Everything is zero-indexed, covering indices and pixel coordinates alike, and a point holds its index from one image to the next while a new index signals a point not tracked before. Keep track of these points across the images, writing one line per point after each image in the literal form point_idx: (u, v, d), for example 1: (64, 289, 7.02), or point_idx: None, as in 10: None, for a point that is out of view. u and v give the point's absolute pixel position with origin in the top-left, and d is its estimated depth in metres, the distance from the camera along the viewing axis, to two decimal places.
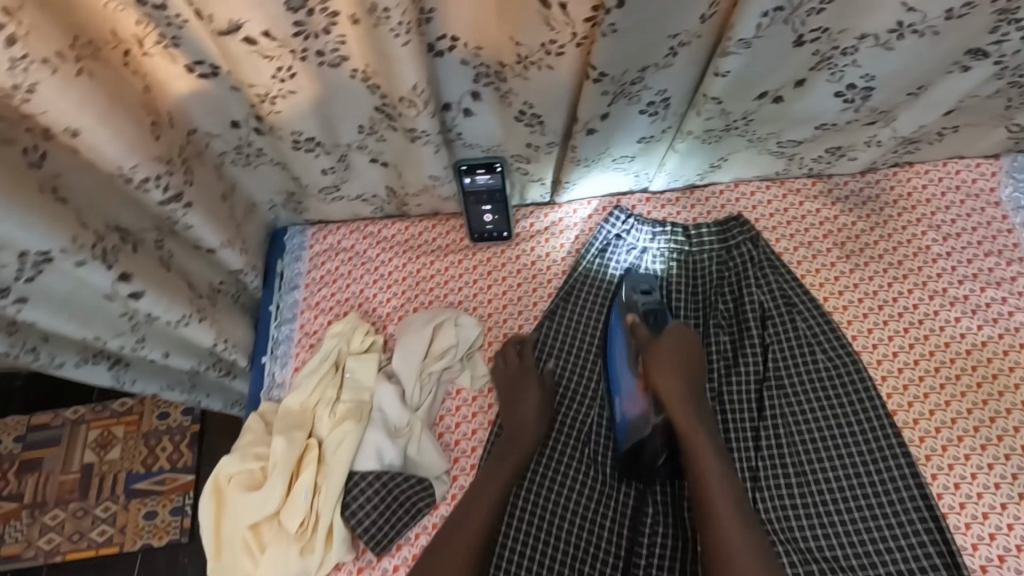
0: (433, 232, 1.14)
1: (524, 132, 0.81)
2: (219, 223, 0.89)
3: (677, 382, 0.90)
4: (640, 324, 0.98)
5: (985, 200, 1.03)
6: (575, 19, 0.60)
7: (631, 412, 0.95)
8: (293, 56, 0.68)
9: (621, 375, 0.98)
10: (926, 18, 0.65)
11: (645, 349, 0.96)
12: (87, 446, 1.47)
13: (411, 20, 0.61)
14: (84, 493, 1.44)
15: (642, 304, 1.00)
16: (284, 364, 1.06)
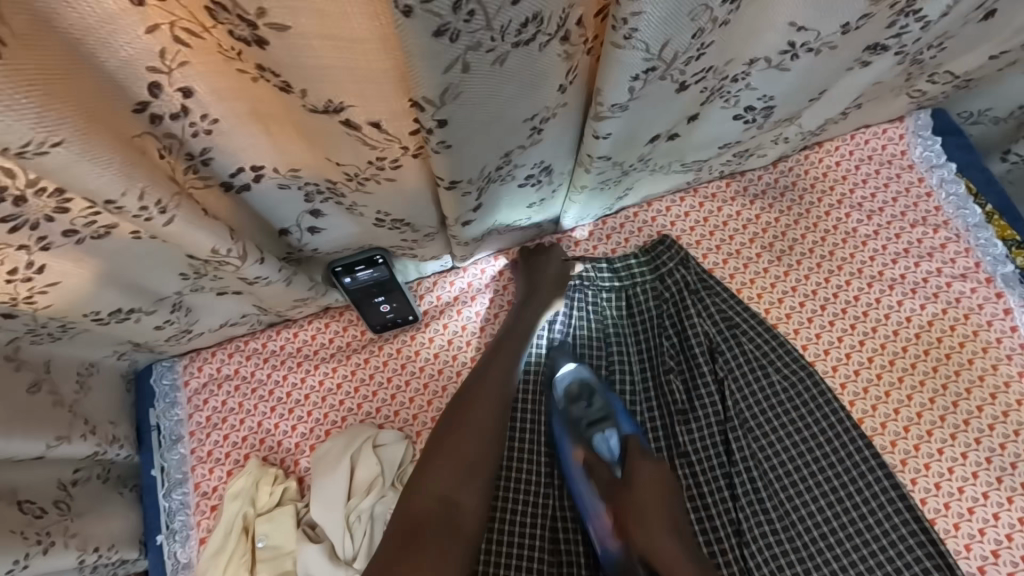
0: (327, 333, 0.97)
1: (390, 234, 0.67)
2: (36, 426, 0.70)
3: (659, 531, 0.77)
4: (592, 454, 0.85)
5: (899, 166, 0.97)
6: (399, 135, 0.50)
7: (610, 546, 0.80)
8: (29, 251, 0.51)
9: (586, 503, 0.82)
10: (820, 36, 0.54)
11: (614, 493, 0.81)
12: None
13: (166, 193, 0.49)
14: None
15: (585, 417, 0.87)
16: (185, 539, 0.88)
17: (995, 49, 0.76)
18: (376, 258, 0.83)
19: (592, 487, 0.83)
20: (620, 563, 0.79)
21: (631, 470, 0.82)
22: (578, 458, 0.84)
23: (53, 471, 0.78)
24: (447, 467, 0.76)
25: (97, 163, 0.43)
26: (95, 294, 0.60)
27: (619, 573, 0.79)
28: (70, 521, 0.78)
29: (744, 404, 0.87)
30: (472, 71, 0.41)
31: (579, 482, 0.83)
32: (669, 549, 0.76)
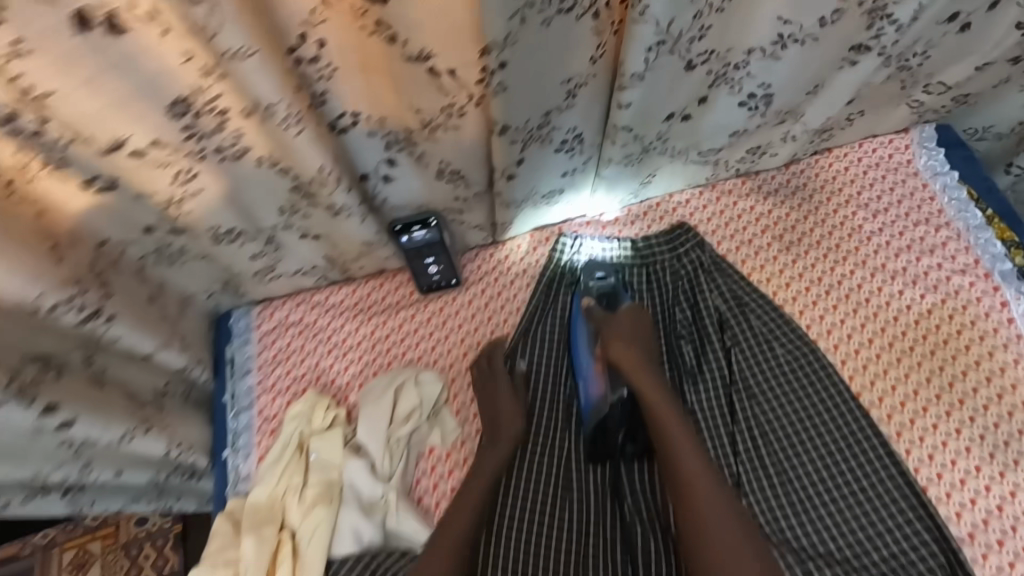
0: (381, 291, 1.11)
1: (447, 189, 0.82)
2: (152, 328, 0.86)
3: (633, 350, 0.90)
4: (594, 307, 0.99)
5: (904, 173, 1.06)
6: (467, 83, 0.65)
7: (593, 392, 0.95)
8: (190, 158, 0.68)
9: (582, 356, 0.98)
10: (802, 28, 0.71)
11: (601, 325, 0.96)
12: (63, 570, 1.49)
13: (300, 110, 0.65)
14: None
15: (598, 290, 1.01)
16: (247, 455, 1.02)
17: (981, 60, 0.90)
18: (430, 220, 0.97)
19: (591, 348, 0.99)
20: (599, 401, 0.93)
21: (621, 313, 0.96)
22: (586, 329, 1.00)
23: (149, 378, 0.92)
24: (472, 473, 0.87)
25: (268, 75, 0.60)
26: (219, 211, 0.76)
27: (596, 419, 0.91)
28: (163, 416, 0.93)
29: (748, 369, 0.96)
30: (528, 26, 0.57)
31: (583, 356, 0.98)
32: (652, 385, 0.86)
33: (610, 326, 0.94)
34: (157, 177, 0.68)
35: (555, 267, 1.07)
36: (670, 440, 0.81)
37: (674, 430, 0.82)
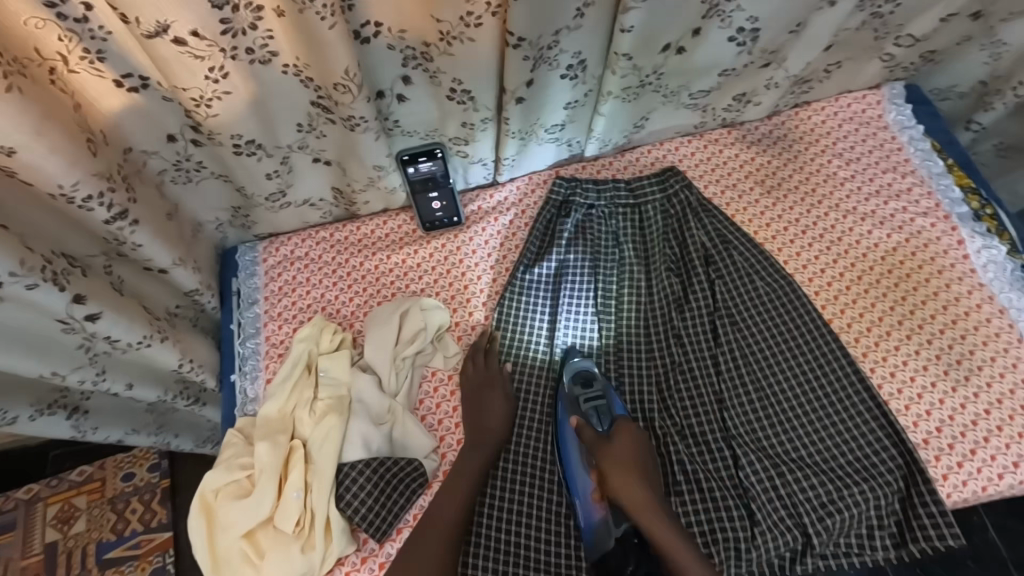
0: (385, 228, 1.16)
1: (457, 110, 0.87)
2: (170, 241, 0.89)
3: (635, 478, 0.91)
4: (585, 427, 0.97)
5: (875, 126, 1.15)
6: None
7: (595, 515, 0.95)
8: (224, 55, 0.71)
9: (577, 479, 0.97)
10: None
11: (597, 456, 0.95)
12: (48, 523, 1.49)
13: (334, 4, 0.66)
14: (51, 574, 1.45)
15: (587, 399, 0.99)
16: (254, 379, 1.05)
17: (943, 12, 1.00)
18: (436, 152, 1.02)
19: (582, 462, 0.99)
20: (601, 527, 0.94)
21: (617, 437, 0.95)
22: (575, 437, 0.99)
23: (161, 298, 0.96)
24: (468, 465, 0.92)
25: None
26: (242, 120, 0.79)
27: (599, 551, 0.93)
28: (176, 331, 0.96)
29: (732, 300, 1.03)
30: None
31: (572, 458, 0.99)
32: (641, 497, 0.89)
33: (608, 454, 0.94)
34: (193, 68, 0.70)
35: (551, 205, 1.11)
36: (676, 563, 0.85)
37: (688, 565, 0.85)
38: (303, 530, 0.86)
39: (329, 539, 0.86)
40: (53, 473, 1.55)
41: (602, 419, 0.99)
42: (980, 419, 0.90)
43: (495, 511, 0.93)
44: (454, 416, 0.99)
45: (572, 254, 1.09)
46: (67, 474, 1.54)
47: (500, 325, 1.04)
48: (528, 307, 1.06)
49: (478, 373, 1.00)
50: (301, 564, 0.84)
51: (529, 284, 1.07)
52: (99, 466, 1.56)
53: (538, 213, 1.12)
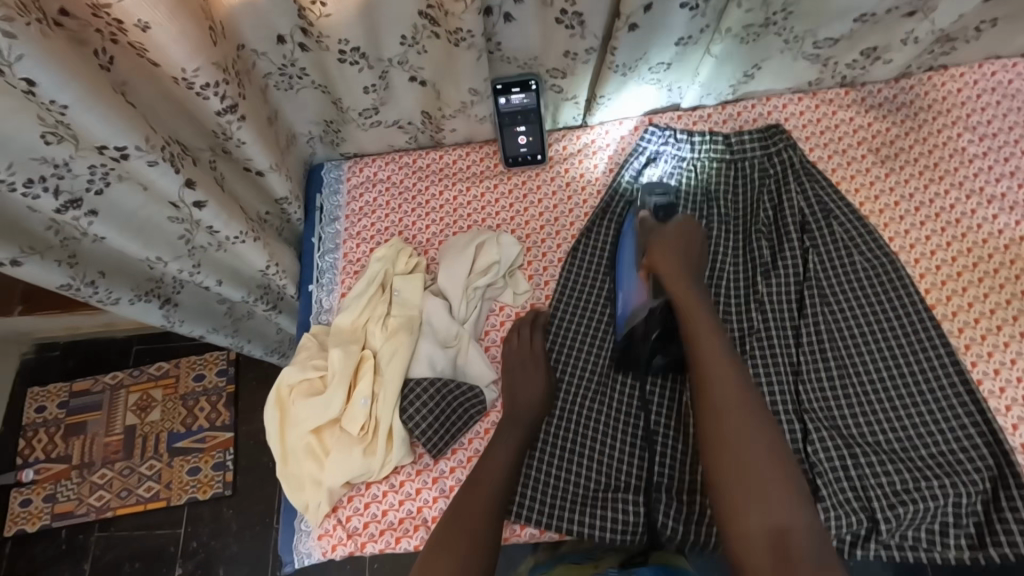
0: (467, 160, 1.15)
1: (563, 36, 0.84)
2: (268, 144, 0.91)
3: (676, 257, 0.95)
4: (649, 218, 1.02)
5: (1022, 100, 1.02)
6: None
7: (632, 301, 1.00)
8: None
9: (626, 275, 1.02)
10: None
11: (650, 237, 1.00)
12: (128, 408, 1.65)
13: None
14: (129, 453, 1.60)
15: (654, 203, 1.03)
16: (330, 292, 1.09)
17: None
18: (530, 83, 1.00)
19: (635, 262, 1.02)
20: (637, 305, 0.99)
21: (672, 225, 0.99)
22: (633, 244, 1.02)
23: (254, 202, 0.99)
24: (505, 435, 0.90)
25: None
26: (349, 25, 0.79)
27: (631, 323, 0.97)
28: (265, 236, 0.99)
29: (821, 269, 0.97)
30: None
31: (625, 257, 1.03)
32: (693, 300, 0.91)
33: (658, 233, 0.98)
34: None
35: (639, 154, 1.07)
36: (693, 331, 0.88)
37: (702, 335, 0.87)
38: (367, 435, 0.89)
39: (390, 446, 0.89)
40: (135, 364, 1.70)
41: (665, 213, 1.02)
42: None
43: (539, 472, 0.92)
44: None
45: (651, 208, 1.05)
46: (146, 367, 1.68)
47: (566, 274, 1.03)
48: (590, 268, 1.03)
49: (524, 344, 0.97)
50: (362, 465, 0.88)
51: (601, 238, 1.05)
52: (174, 364, 1.69)
53: (614, 175, 1.08)
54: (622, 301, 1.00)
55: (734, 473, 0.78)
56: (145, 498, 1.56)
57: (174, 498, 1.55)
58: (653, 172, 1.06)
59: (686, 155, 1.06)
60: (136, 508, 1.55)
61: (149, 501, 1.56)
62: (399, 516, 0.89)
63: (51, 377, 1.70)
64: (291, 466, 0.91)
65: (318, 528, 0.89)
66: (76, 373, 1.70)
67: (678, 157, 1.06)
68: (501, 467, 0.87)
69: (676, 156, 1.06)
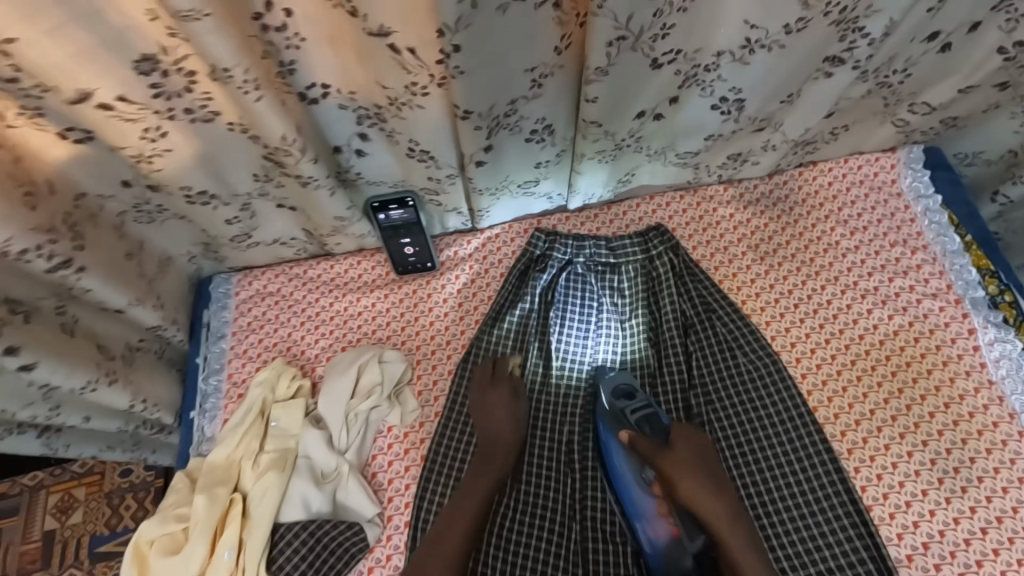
0: (358, 269, 1.13)
1: (420, 167, 0.83)
2: (124, 283, 0.87)
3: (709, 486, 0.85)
4: (638, 440, 0.91)
5: (887, 192, 1.05)
6: (427, 62, 0.63)
7: (660, 538, 0.88)
8: (159, 116, 0.67)
9: (632, 494, 0.91)
10: (769, 34, 0.66)
11: (655, 465, 0.89)
12: (47, 512, 1.53)
13: (260, 76, 0.61)
14: (47, 562, 1.49)
15: (634, 416, 0.94)
16: (212, 418, 1.03)
17: (964, 81, 0.85)
18: (406, 201, 0.99)
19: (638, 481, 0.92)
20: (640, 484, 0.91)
21: (675, 441, 0.89)
22: (626, 462, 0.92)
23: (124, 333, 0.95)
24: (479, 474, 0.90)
25: (221, 37, 0.55)
26: (188, 175, 0.75)
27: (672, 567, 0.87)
28: (129, 371, 0.94)
29: (706, 369, 0.98)
30: (481, 9, 0.54)
31: (624, 474, 0.92)
32: (702, 497, 0.85)
33: (668, 462, 0.88)
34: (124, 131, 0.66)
35: (522, 260, 1.07)
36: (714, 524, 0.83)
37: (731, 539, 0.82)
38: None
39: None
40: (57, 463, 1.57)
41: (653, 428, 0.93)
42: (973, 538, 0.81)
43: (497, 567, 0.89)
44: (419, 466, 0.95)
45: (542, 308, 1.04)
46: (69, 465, 1.56)
47: (461, 378, 1.00)
48: (484, 372, 1.01)
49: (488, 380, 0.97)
50: None
51: (495, 343, 1.02)
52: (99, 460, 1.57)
53: (503, 280, 1.07)
54: (648, 539, 0.88)
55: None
56: None
57: None
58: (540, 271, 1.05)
59: (571, 256, 1.05)
60: None
61: None
62: None
63: None
64: None
65: None
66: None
67: (567, 260, 1.06)
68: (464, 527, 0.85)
69: (563, 253, 1.05)
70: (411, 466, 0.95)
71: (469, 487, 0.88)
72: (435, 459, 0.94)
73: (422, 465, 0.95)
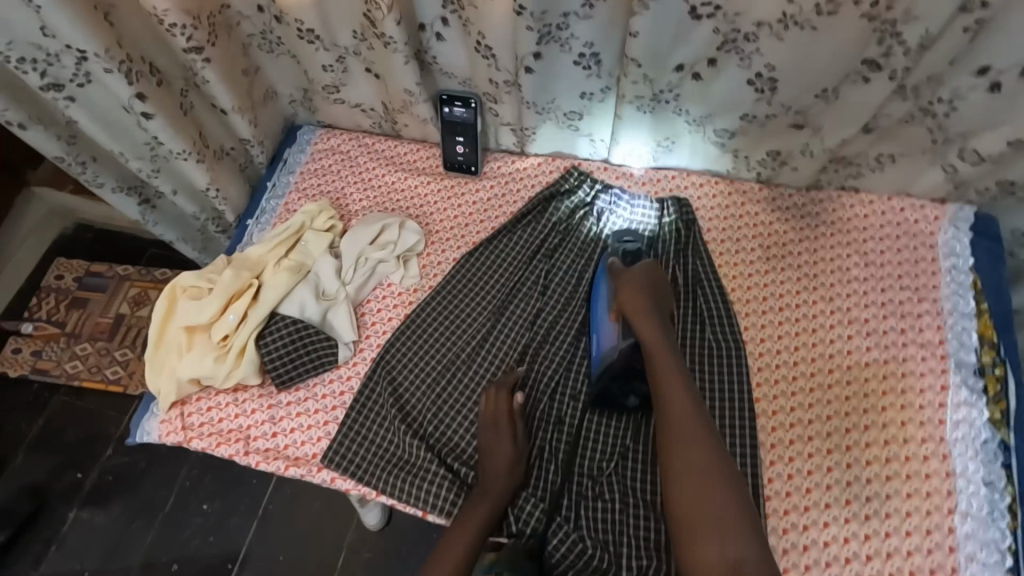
0: (416, 155, 1.27)
1: (483, 66, 0.96)
2: (234, 89, 1.08)
3: (645, 301, 0.97)
4: (616, 261, 1.05)
5: (920, 241, 1.04)
6: None
7: (606, 344, 1.00)
8: None
9: (599, 307, 1.04)
10: (801, 11, 0.78)
11: (618, 279, 1.02)
12: (125, 299, 1.70)
13: None
14: (112, 336, 1.66)
15: (623, 250, 1.08)
16: (263, 229, 1.22)
17: (1014, 134, 0.86)
18: (470, 101, 1.13)
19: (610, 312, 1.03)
20: (610, 347, 0.99)
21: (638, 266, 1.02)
22: (607, 286, 1.05)
23: (219, 135, 1.17)
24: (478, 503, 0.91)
25: None
26: (304, 10, 0.96)
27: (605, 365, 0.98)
28: (215, 164, 1.17)
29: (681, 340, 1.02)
30: None
31: (600, 294, 1.05)
32: (657, 340, 0.94)
33: (633, 311, 0.97)
34: None
35: (549, 189, 1.16)
36: (673, 417, 0.87)
37: (666, 368, 0.91)
38: (224, 347, 1.03)
39: (240, 363, 1.02)
40: (145, 262, 1.79)
41: (632, 260, 1.07)
42: (855, 559, 0.84)
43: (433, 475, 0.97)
44: (399, 320, 1.10)
45: (551, 240, 1.13)
46: (154, 269, 1.75)
47: (457, 272, 1.12)
48: (476, 273, 1.12)
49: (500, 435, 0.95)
50: (210, 370, 1.01)
51: (498, 248, 1.14)
52: (175, 273, 1.74)
53: (528, 201, 1.17)
54: (596, 344, 1.02)
55: (677, 468, 0.84)
56: (109, 379, 1.61)
57: (131, 388, 1.60)
58: (563, 210, 1.15)
59: (588, 197, 1.15)
60: (97, 385, 1.60)
61: (110, 382, 1.61)
62: (231, 427, 1.02)
63: (76, 252, 1.81)
64: (159, 355, 1.05)
65: (162, 414, 1.04)
66: (98, 256, 1.80)
67: (586, 204, 1.15)
68: (470, 535, 0.89)
69: (585, 197, 1.15)
70: (394, 318, 1.10)
71: (463, 521, 0.90)
72: (414, 321, 1.08)
73: (402, 320, 1.09)
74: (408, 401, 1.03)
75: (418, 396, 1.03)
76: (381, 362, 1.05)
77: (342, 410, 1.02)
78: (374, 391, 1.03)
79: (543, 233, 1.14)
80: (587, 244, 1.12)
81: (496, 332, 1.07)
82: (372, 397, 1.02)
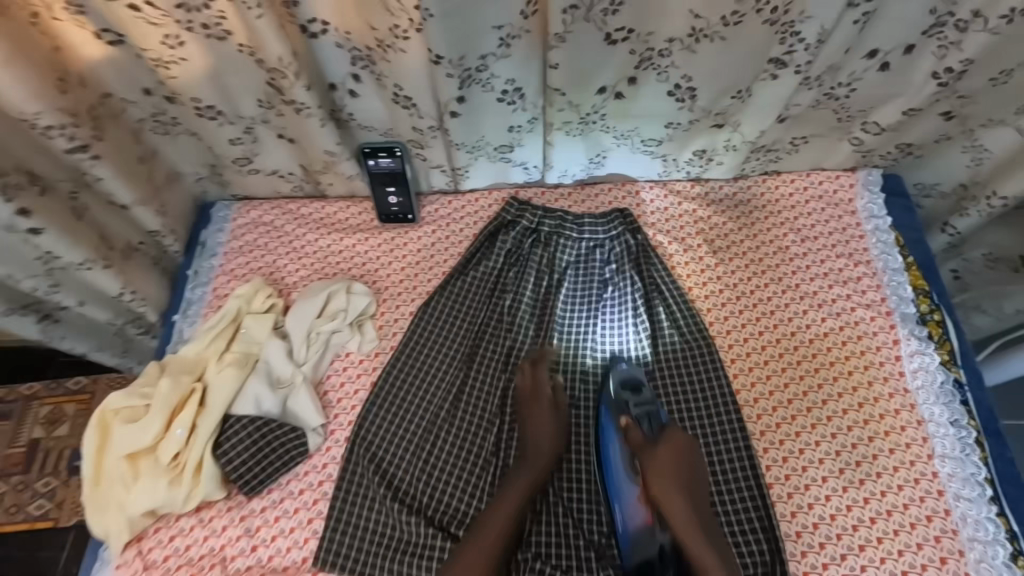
0: (347, 212, 1.21)
1: (405, 115, 0.93)
2: (133, 181, 0.98)
3: (679, 494, 0.86)
4: (633, 428, 0.93)
5: (843, 209, 1.11)
6: (408, 6, 0.76)
7: (633, 522, 0.91)
8: (178, 26, 0.81)
9: (621, 483, 0.93)
10: (709, 24, 0.83)
11: (641, 456, 0.91)
12: (37, 421, 1.50)
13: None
14: (27, 467, 1.46)
15: (634, 405, 0.96)
16: (193, 322, 1.11)
17: (907, 105, 0.96)
18: (395, 150, 1.07)
19: (627, 470, 0.94)
20: (644, 535, 0.90)
21: (662, 445, 0.90)
22: (619, 447, 0.95)
23: (124, 231, 1.06)
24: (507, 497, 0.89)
25: None
26: (198, 86, 0.90)
27: (639, 556, 0.89)
28: (125, 264, 1.05)
29: (655, 357, 1.03)
30: None
31: (613, 458, 0.94)
32: (685, 523, 0.85)
33: (652, 458, 0.89)
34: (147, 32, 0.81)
35: (493, 222, 1.15)
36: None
37: (698, 542, 0.84)
38: (177, 466, 0.92)
39: (199, 480, 0.92)
40: (54, 374, 1.56)
41: (651, 423, 0.95)
42: (861, 525, 0.87)
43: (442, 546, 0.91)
44: (367, 390, 1.03)
45: (506, 274, 1.11)
46: (66, 379, 1.55)
47: (416, 326, 1.07)
48: (436, 322, 1.08)
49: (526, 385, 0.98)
50: (166, 496, 0.90)
51: (454, 293, 1.10)
52: (94, 380, 1.55)
53: (474, 239, 1.15)
54: (622, 520, 0.91)
55: None
56: (34, 516, 1.41)
57: (63, 519, 1.40)
58: (512, 241, 1.13)
59: (531, 221, 1.13)
60: (20, 526, 1.40)
61: (37, 520, 1.40)
62: (201, 551, 0.91)
63: None
64: (100, 492, 0.92)
65: (117, 558, 0.91)
66: None
67: (531, 229, 1.14)
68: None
69: (530, 222, 1.13)
70: (360, 389, 1.03)
71: (473, 553, 0.85)
72: (382, 388, 1.02)
73: (370, 389, 1.03)
74: (395, 474, 0.97)
75: (405, 467, 0.97)
76: (357, 439, 0.98)
77: (324, 502, 0.94)
78: (356, 472, 0.96)
79: (496, 268, 1.12)
80: (541, 269, 1.11)
81: (471, 379, 1.04)
82: (356, 479, 0.95)
